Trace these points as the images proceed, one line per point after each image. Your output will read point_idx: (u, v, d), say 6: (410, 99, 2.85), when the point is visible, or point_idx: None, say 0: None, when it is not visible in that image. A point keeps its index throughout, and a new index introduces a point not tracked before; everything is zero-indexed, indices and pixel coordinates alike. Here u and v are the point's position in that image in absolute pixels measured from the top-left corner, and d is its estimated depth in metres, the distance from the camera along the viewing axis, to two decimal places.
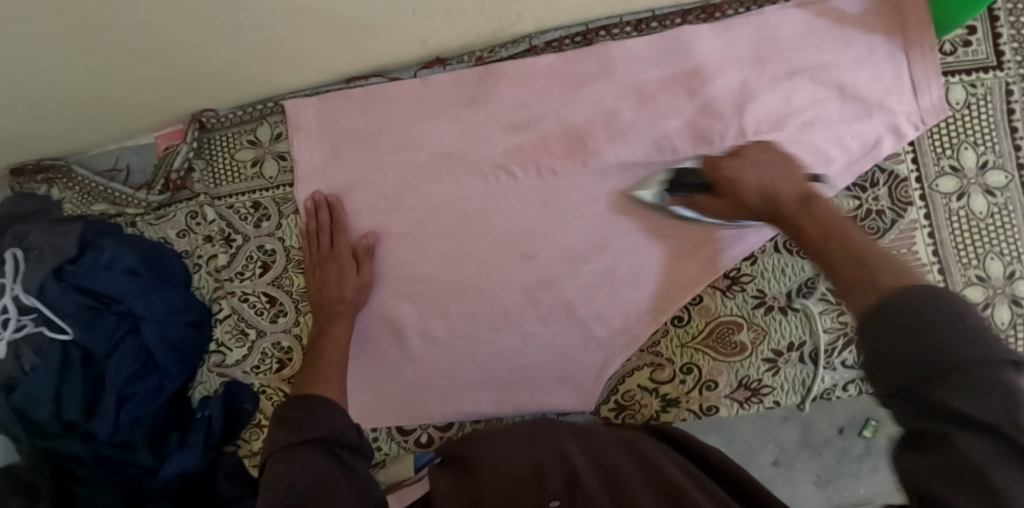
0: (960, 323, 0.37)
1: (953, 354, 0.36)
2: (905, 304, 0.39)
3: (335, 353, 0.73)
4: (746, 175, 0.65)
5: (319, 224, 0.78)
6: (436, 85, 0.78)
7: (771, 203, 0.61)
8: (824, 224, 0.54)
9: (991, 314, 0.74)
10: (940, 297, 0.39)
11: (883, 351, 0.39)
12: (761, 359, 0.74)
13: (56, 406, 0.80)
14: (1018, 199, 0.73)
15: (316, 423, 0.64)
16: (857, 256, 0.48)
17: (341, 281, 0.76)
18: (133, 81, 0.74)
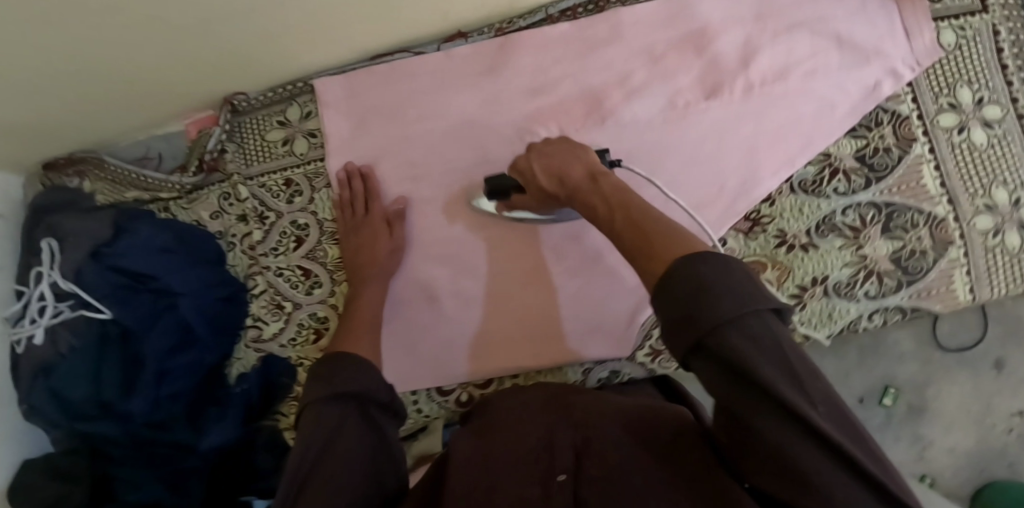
0: (721, 285, 0.42)
1: (716, 318, 0.41)
2: (677, 277, 0.44)
3: (369, 311, 0.75)
4: (536, 166, 0.68)
5: (353, 193, 0.81)
6: (457, 56, 0.82)
7: (559, 186, 0.65)
8: (611, 200, 0.57)
9: (1002, 240, 0.77)
10: (706, 262, 0.43)
11: (672, 326, 0.43)
12: (787, 296, 0.77)
13: (93, 387, 0.81)
14: (1015, 131, 0.78)
15: (343, 378, 0.63)
16: (643, 230, 0.51)
17: (375, 243, 0.78)
18: (167, 69, 0.77)
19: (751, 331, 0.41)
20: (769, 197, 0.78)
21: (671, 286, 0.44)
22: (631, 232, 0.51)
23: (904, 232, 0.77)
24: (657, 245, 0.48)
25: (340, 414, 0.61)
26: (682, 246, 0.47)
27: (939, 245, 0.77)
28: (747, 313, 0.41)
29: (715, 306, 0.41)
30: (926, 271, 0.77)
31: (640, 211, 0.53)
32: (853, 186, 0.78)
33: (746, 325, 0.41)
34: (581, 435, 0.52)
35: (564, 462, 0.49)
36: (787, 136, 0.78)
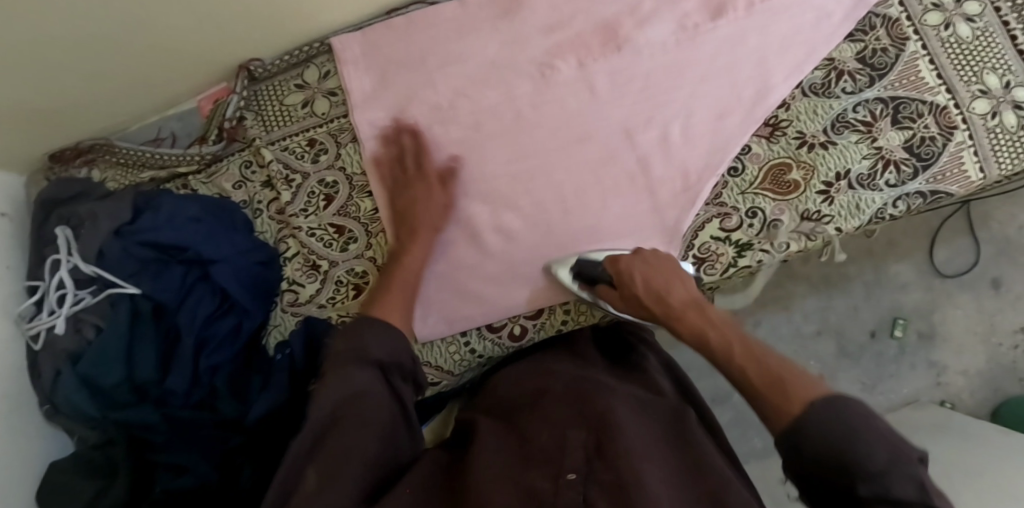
0: (865, 432, 0.48)
1: (865, 470, 0.47)
2: (818, 419, 0.50)
3: (411, 260, 0.74)
4: (634, 279, 0.72)
5: (404, 148, 0.82)
6: (471, 4, 0.87)
7: (664, 307, 0.70)
8: (720, 330, 0.65)
9: (1000, 121, 0.82)
10: (841, 410, 0.50)
11: (801, 464, 0.51)
12: (815, 193, 0.80)
13: (127, 368, 0.78)
14: (995, 23, 0.84)
15: (373, 342, 0.60)
16: (752, 356, 0.60)
17: (427, 197, 0.78)
18: (188, 35, 0.78)
19: (899, 480, 0.46)
20: (784, 103, 0.83)
21: (815, 429, 0.50)
22: (752, 368, 0.59)
23: (913, 121, 0.82)
24: (791, 386, 0.54)
25: (374, 382, 0.58)
26: (811, 390, 0.53)
27: (945, 131, 0.81)
28: (896, 462, 0.47)
29: (867, 460, 0.47)
30: (938, 155, 0.81)
31: (755, 350, 0.61)
32: (859, 85, 0.83)
33: (893, 474, 0.46)
34: (593, 437, 0.55)
35: (575, 463, 0.52)
36: (791, 45, 0.83)
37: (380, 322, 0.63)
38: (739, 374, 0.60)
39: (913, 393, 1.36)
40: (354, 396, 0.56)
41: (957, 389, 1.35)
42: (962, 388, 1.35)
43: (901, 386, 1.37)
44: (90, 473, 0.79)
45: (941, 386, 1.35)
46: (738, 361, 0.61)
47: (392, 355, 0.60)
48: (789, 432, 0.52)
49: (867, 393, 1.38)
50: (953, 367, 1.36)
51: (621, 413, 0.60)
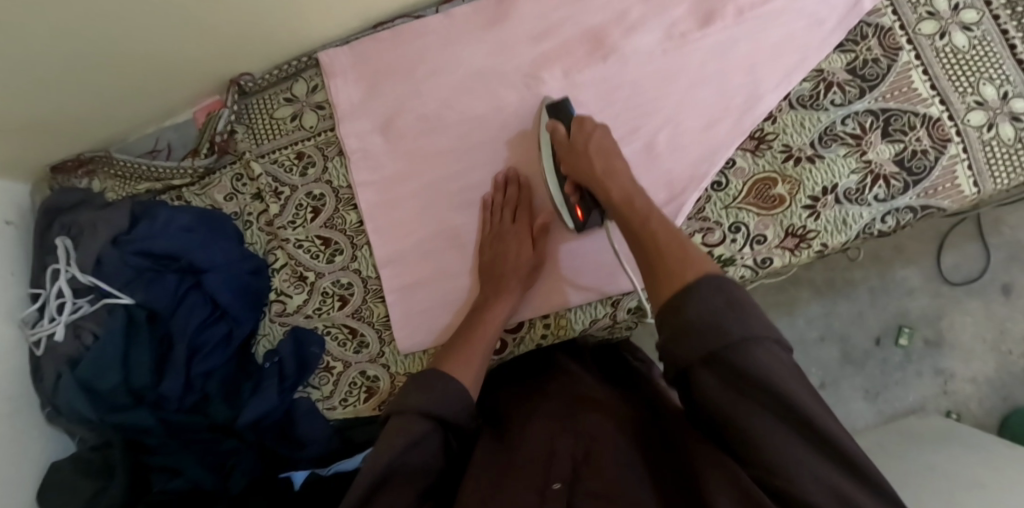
0: (737, 311, 0.51)
1: (730, 338, 0.49)
2: (703, 286, 0.53)
3: (492, 315, 0.75)
4: (589, 142, 0.73)
5: (506, 199, 0.80)
6: (458, 15, 0.85)
7: (601, 170, 0.71)
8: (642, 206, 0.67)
9: (996, 133, 0.80)
10: (723, 283, 0.53)
11: (672, 318, 0.53)
12: (801, 207, 0.79)
13: (124, 374, 0.80)
14: (994, 31, 0.81)
15: (437, 395, 0.62)
16: (664, 231, 0.63)
17: (518, 256, 0.77)
18: (175, 49, 0.80)
19: (763, 360, 0.49)
20: (770, 115, 0.81)
21: (699, 296, 0.52)
22: (663, 237, 0.62)
23: (904, 134, 0.80)
24: (693, 257, 0.58)
25: (432, 437, 0.60)
26: (711, 264, 0.57)
27: (938, 144, 0.80)
28: (759, 339, 0.49)
29: (735, 328, 0.50)
30: (929, 169, 0.80)
31: (671, 230, 0.63)
32: (849, 97, 0.81)
33: (756, 352, 0.49)
34: (581, 448, 0.60)
35: (561, 473, 0.57)
36: (782, 54, 0.81)
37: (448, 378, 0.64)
38: (643, 236, 0.63)
39: (919, 400, 1.34)
40: (415, 446, 0.58)
41: (964, 398, 1.32)
42: (969, 396, 1.32)
43: (905, 393, 1.34)
44: (87, 473, 0.81)
45: (947, 394, 1.33)
46: (652, 229, 0.64)
47: (452, 413, 0.62)
48: (680, 287, 0.54)
49: (869, 400, 1.35)
50: (961, 374, 1.33)
51: (614, 429, 0.63)
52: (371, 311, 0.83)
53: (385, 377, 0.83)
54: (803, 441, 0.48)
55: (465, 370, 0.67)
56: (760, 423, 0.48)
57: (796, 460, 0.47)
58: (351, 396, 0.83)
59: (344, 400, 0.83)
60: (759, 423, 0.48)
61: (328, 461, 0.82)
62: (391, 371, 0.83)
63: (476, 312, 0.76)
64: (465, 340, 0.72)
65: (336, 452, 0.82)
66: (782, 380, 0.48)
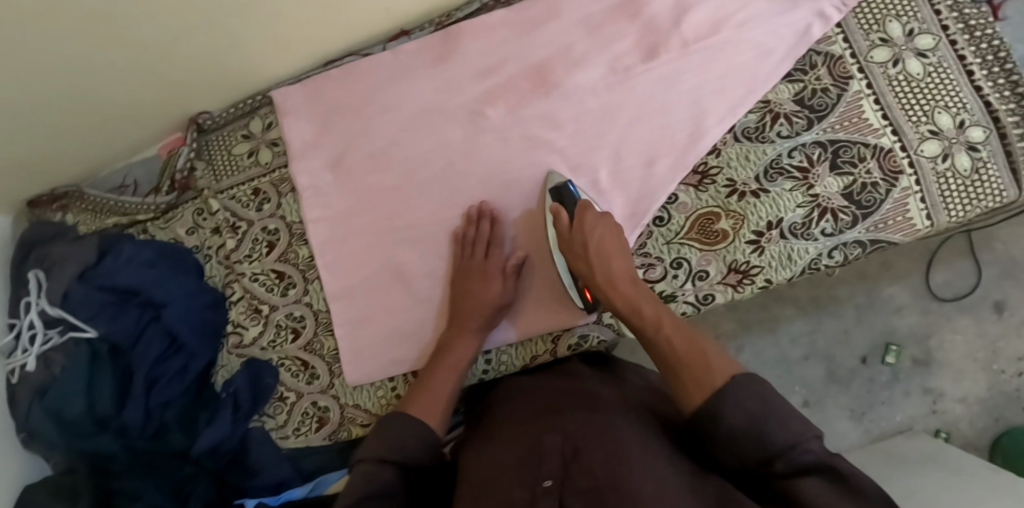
0: (778, 416, 0.52)
1: (772, 445, 0.51)
2: (734, 391, 0.54)
3: (455, 356, 0.75)
4: (590, 240, 0.73)
5: (478, 233, 0.79)
6: (404, 52, 0.86)
7: (613, 267, 0.71)
8: (656, 307, 0.67)
9: (952, 163, 0.77)
10: (753, 387, 0.54)
11: (715, 436, 0.54)
12: (745, 242, 0.78)
13: (88, 401, 0.82)
14: (950, 57, 0.79)
15: (399, 438, 0.62)
16: (686, 340, 0.62)
17: (485, 293, 0.77)
18: (139, 90, 0.83)
19: (803, 452, 0.50)
20: (714, 148, 0.80)
21: (733, 409, 0.53)
22: (681, 344, 0.62)
23: (853, 166, 0.78)
24: (709, 361, 0.59)
25: (397, 478, 0.59)
26: (735, 368, 0.58)
27: (889, 177, 0.77)
28: (802, 439, 0.51)
29: (778, 436, 0.51)
30: (880, 203, 0.77)
31: (688, 331, 0.64)
32: (796, 128, 0.79)
33: (801, 449, 0.50)
34: (570, 442, 0.56)
35: (551, 471, 0.53)
36: (727, 86, 0.79)
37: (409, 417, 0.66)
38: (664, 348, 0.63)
39: (906, 420, 1.26)
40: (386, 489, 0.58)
41: (954, 418, 1.25)
42: (959, 416, 1.24)
43: (893, 412, 1.26)
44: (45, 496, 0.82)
45: (936, 414, 1.25)
46: (666, 335, 0.64)
47: (417, 452, 0.62)
48: (709, 403, 0.55)
49: (855, 419, 1.28)
50: (950, 394, 1.25)
51: (626, 435, 0.57)
52: (322, 344, 0.85)
53: (335, 408, 0.85)
54: (851, 502, 0.47)
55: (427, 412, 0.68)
56: (812, 488, 0.48)
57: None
58: (304, 426, 0.85)
59: (296, 429, 0.85)
60: (806, 489, 0.48)
61: (280, 489, 0.84)
62: (341, 403, 0.85)
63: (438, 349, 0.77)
64: (426, 381, 0.72)
65: (289, 480, 0.84)
66: (830, 463, 0.49)
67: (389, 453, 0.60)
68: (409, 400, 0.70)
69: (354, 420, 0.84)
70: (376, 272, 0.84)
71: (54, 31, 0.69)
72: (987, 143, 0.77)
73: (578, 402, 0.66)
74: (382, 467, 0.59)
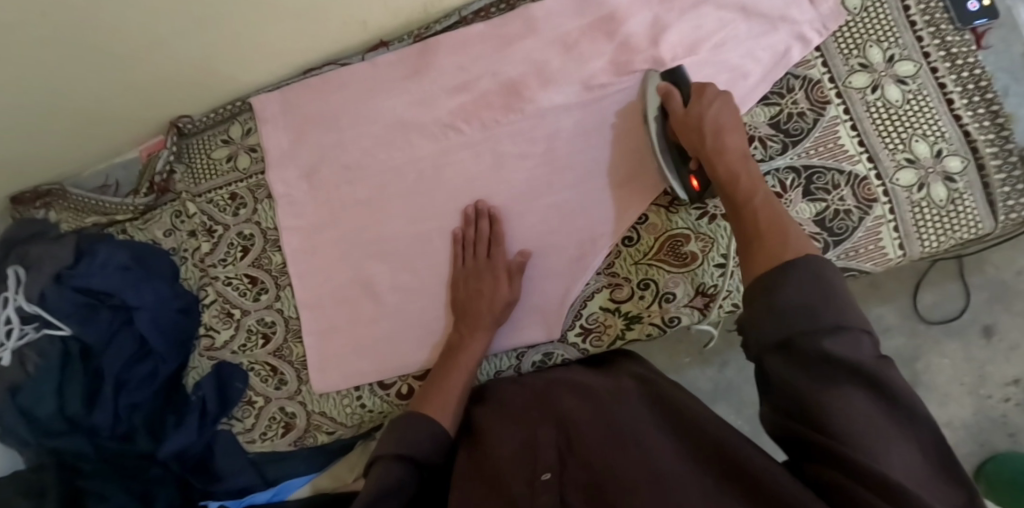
0: (834, 301, 0.50)
1: (824, 326, 0.49)
2: (800, 270, 0.52)
3: (464, 357, 0.75)
4: (706, 111, 0.69)
5: (477, 233, 0.80)
6: (380, 63, 0.87)
7: (720, 137, 0.67)
8: (756, 185, 0.63)
9: (928, 193, 0.76)
10: (818, 266, 0.53)
11: (760, 300, 0.53)
12: (714, 265, 0.77)
13: (58, 402, 0.83)
14: (930, 85, 0.78)
15: (413, 438, 0.65)
16: (767, 214, 0.60)
17: (492, 292, 0.77)
18: (122, 97, 0.85)
19: (854, 349, 0.48)
20: None
21: (793, 282, 0.52)
22: (764, 216, 0.60)
23: (827, 193, 0.77)
24: (792, 234, 0.57)
25: (410, 477, 0.62)
26: (811, 250, 0.55)
27: (862, 204, 0.76)
28: (849, 328, 0.49)
29: (830, 317, 0.49)
30: (852, 230, 0.76)
31: (776, 210, 0.61)
32: (771, 152, 0.78)
33: (853, 343, 0.49)
34: (563, 435, 0.61)
35: (549, 461, 0.58)
36: None
37: (425, 419, 0.67)
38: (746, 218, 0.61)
39: None
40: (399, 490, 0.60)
41: None
42: None
43: None
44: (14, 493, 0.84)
45: None
46: (753, 207, 0.62)
47: (427, 450, 0.65)
48: (770, 271, 0.54)
49: None
50: (936, 416, 1.17)
51: (624, 417, 0.61)
52: (291, 350, 0.86)
53: (302, 414, 0.86)
54: (886, 416, 0.47)
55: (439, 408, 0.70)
56: (849, 400, 0.47)
57: (880, 436, 0.46)
58: (270, 431, 0.86)
59: (263, 433, 0.86)
60: (841, 398, 0.47)
61: (245, 492, 0.87)
62: (307, 409, 0.86)
63: (448, 353, 0.76)
64: (443, 381, 0.73)
65: (254, 486, 0.86)
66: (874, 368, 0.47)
67: (399, 454, 0.63)
68: (424, 400, 0.71)
69: (319, 427, 0.85)
70: (347, 280, 0.86)
71: (36, 42, 0.71)
72: (965, 174, 0.76)
73: (570, 389, 0.69)
74: (394, 469, 0.61)
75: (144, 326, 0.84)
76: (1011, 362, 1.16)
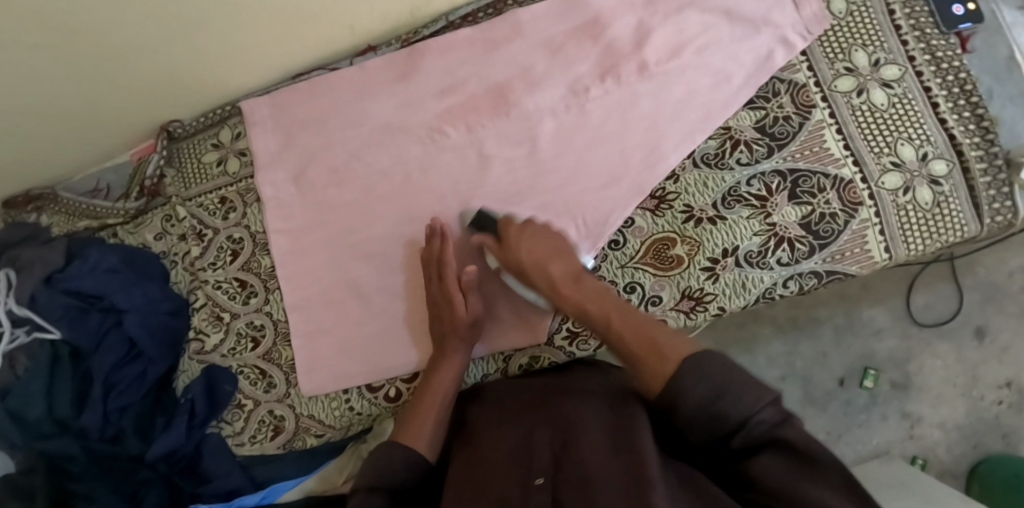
0: (735, 382, 0.51)
1: (729, 421, 0.50)
2: (695, 369, 0.52)
3: (438, 380, 0.73)
4: (520, 252, 0.72)
5: (431, 257, 0.78)
6: (369, 67, 0.88)
7: (547, 277, 0.70)
8: (603, 302, 0.66)
9: (914, 196, 0.76)
10: (719, 361, 0.52)
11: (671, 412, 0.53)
12: (699, 269, 0.78)
13: (48, 404, 0.84)
14: (914, 88, 0.78)
15: (389, 467, 0.62)
16: (641, 326, 0.61)
17: (451, 314, 0.75)
18: (111, 102, 0.85)
19: (758, 425, 0.50)
20: (672, 174, 0.80)
21: (692, 384, 0.52)
22: (635, 331, 0.60)
23: (812, 196, 0.77)
24: (663, 342, 0.57)
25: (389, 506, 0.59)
26: (687, 348, 0.56)
27: (848, 207, 0.77)
28: (757, 410, 0.49)
29: (732, 413, 0.50)
30: (838, 234, 0.76)
31: (640, 318, 0.62)
32: (756, 156, 0.79)
33: (757, 418, 0.50)
34: (558, 437, 0.59)
35: (544, 464, 0.56)
36: (684, 112, 0.79)
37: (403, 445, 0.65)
38: (621, 339, 0.61)
39: (883, 445, 1.17)
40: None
41: (932, 443, 1.16)
42: (936, 442, 1.16)
43: (869, 437, 1.17)
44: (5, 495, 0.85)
45: (914, 439, 1.16)
46: (616, 326, 0.63)
47: (406, 474, 0.63)
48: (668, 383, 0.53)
49: (830, 442, 1.18)
50: (929, 418, 1.17)
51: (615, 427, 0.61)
52: (280, 354, 0.86)
53: (291, 417, 0.86)
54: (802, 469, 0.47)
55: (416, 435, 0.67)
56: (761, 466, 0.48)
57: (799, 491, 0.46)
58: (260, 434, 0.86)
59: (252, 437, 0.87)
60: (757, 467, 0.49)
61: (234, 494, 0.86)
62: (296, 412, 0.86)
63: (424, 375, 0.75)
64: (416, 405, 0.71)
65: (241, 487, 0.86)
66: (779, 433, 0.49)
67: (375, 485, 0.61)
68: (401, 428, 0.69)
69: (308, 430, 0.86)
70: (335, 283, 0.86)
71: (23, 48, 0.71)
72: (950, 177, 0.76)
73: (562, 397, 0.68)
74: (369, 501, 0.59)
75: (134, 329, 0.84)
76: (1004, 364, 1.15)
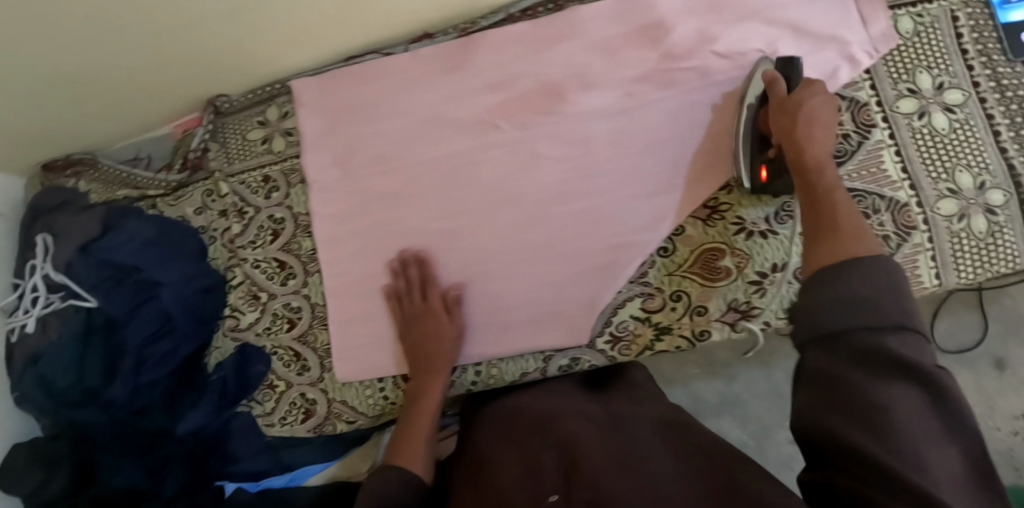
0: (899, 295, 0.50)
1: (885, 322, 0.49)
2: (870, 265, 0.52)
3: (427, 404, 0.75)
4: (807, 102, 0.68)
5: (408, 282, 0.82)
6: (423, 55, 0.86)
7: (806, 133, 0.66)
8: (837, 185, 0.63)
9: (968, 224, 0.76)
10: (893, 269, 0.52)
11: (822, 283, 0.53)
12: (748, 282, 0.77)
13: (79, 373, 0.84)
14: (977, 115, 0.77)
15: (389, 486, 0.65)
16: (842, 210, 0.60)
17: (439, 331, 0.78)
18: (159, 73, 0.84)
19: (906, 346, 0.48)
20: (727, 184, 0.79)
21: (857, 276, 0.52)
22: (840, 214, 0.60)
23: (866, 217, 0.77)
24: (857, 233, 0.57)
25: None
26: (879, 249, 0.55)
27: (901, 231, 0.76)
28: (910, 325, 0.49)
29: (887, 318, 0.49)
30: (889, 257, 0.76)
31: (850, 210, 0.61)
32: None
33: (908, 339, 0.48)
34: (568, 456, 0.62)
35: (554, 485, 0.59)
36: None
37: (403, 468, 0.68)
38: (825, 212, 0.61)
39: None
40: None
41: None
42: None
43: None
44: (34, 459, 0.85)
45: None
46: (835, 203, 0.61)
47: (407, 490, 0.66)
48: (841, 262, 0.54)
49: None
50: None
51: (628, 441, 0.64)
52: (316, 337, 0.86)
53: (322, 401, 0.85)
54: (937, 418, 0.46)
55: (410, 456, 0.70)
56: (900, 392, 0.46)
57: (923, 440, 0.45)
58: (290, 416, 0.86)
59: (282, 418, 0.86)
60: (892, 393, 0.47)
61: (261, 476, 0.87)
62: (328, 397, 0.85)
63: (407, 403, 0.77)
64: (410, 424, 0.73)
65: (268, 469, 0.86)
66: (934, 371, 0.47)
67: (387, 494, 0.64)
68: (395, 447, 0.71)
69: (340, 416, 0.85)
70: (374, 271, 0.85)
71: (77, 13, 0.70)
72: (1006, 208, 0.76)
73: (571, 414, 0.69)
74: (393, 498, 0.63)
75: (173, 304, 0.85)
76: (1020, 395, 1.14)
